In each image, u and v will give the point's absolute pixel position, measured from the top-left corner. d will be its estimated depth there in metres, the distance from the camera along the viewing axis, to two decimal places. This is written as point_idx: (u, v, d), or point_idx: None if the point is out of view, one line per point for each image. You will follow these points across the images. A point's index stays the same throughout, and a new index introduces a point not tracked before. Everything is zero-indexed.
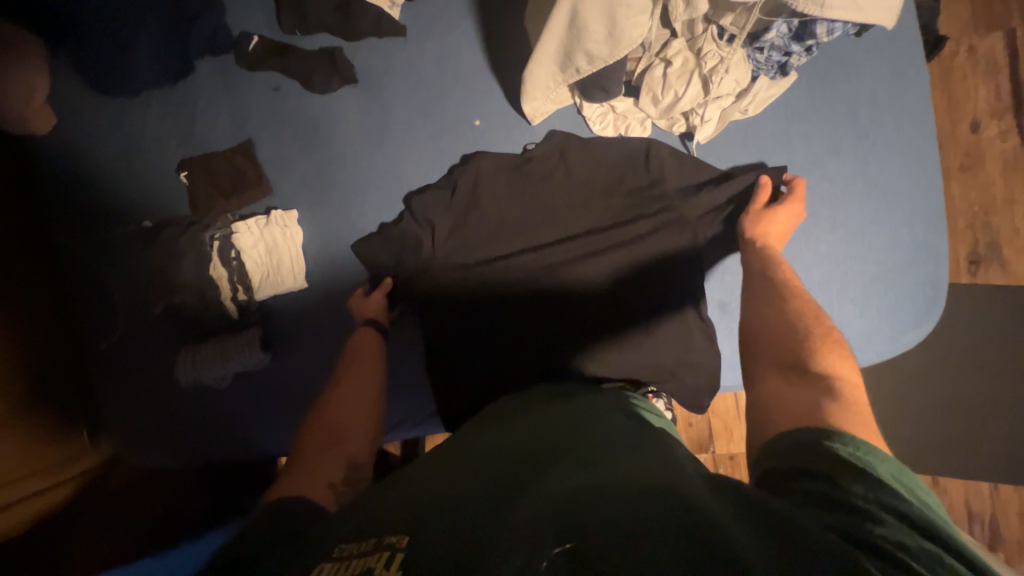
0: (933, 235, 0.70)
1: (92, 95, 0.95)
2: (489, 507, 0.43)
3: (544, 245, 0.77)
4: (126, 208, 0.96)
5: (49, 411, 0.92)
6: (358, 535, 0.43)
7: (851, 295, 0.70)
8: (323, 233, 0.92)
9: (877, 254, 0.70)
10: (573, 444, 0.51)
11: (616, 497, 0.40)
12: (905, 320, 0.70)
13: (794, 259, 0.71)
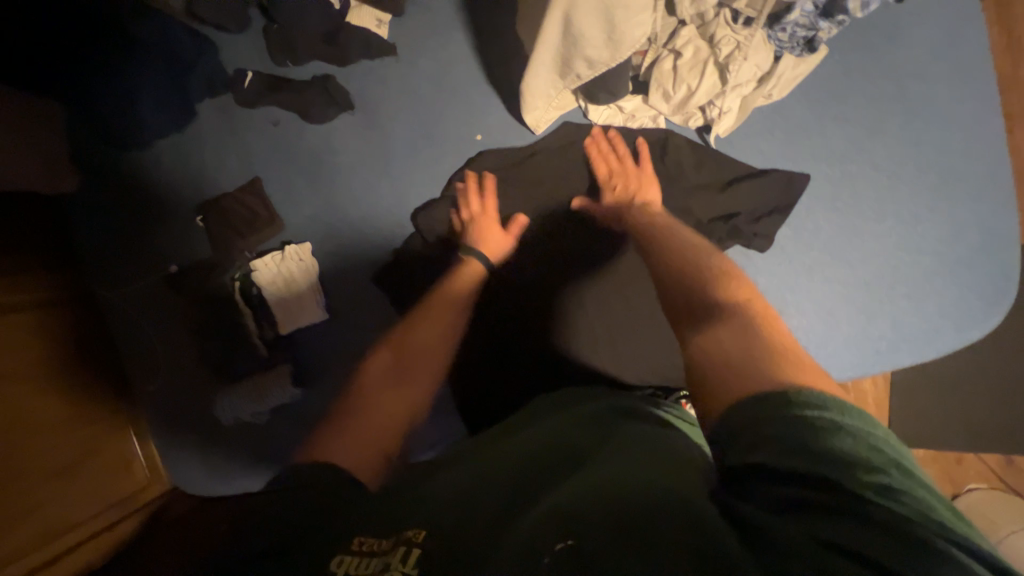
0: (1000, 215, 0.62)
1: (106, 148, 0.97)
2: (499, 509, 0.42)
3: (554, 249, 0.75)
4: (154, 257, 0.99)
5: (118, 445, 0.96)
6: (383, 533, 0.42)
7: (903, 291, 0.63)
8: (339, 264, 0.92)
9: (934, 243, 0.62)
10: (584, 445, 0.49)
11: (637, 495, 0.38)
12: (970, 314, 0.63)
13: (837, 255, 0.65)
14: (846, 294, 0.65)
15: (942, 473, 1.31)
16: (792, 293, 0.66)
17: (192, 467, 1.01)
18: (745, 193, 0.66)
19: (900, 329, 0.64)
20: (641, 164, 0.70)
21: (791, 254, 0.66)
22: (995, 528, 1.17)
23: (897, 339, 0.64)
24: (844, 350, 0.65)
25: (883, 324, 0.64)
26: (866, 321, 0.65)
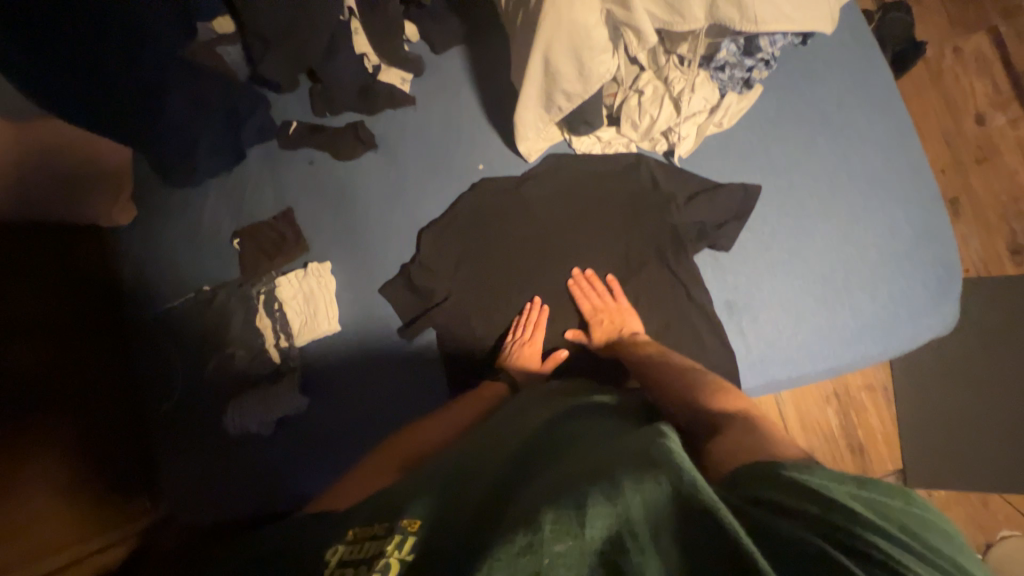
0: (932, 213, 0.70)
1: (165, 186, 1.14)
2: (487, 499, 0.46)
3: (546, 258, 0.87)
4: (190, 278, 1.10)
5: (113, 473, 1.01)
6: (373, 520, 0.47)
7: (858, 283, 0.70)
8: (354, 280, 1.02)
9: (875, 238, 0.71)
10: (580, 438, 0.53)
11: (618, 473, 0.41)
12: (921, 302, 0.69)
13: (793, 253, 0.73)
14: (806, 287, 0.72)
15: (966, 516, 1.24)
16: (758, 287, 0.74)
17: (187, 488, 1.03)
18: (705, 204, 0.76)
19: (860, 317, 0.70)
20: (619, 298, 0.80)
21: (752, 252, 0.75)
22: None
23: (859, 327, 0.70)
24: (812, 339, 0.72)
25: (845, 314, 0.71)
26: (829, 311, 0.71)
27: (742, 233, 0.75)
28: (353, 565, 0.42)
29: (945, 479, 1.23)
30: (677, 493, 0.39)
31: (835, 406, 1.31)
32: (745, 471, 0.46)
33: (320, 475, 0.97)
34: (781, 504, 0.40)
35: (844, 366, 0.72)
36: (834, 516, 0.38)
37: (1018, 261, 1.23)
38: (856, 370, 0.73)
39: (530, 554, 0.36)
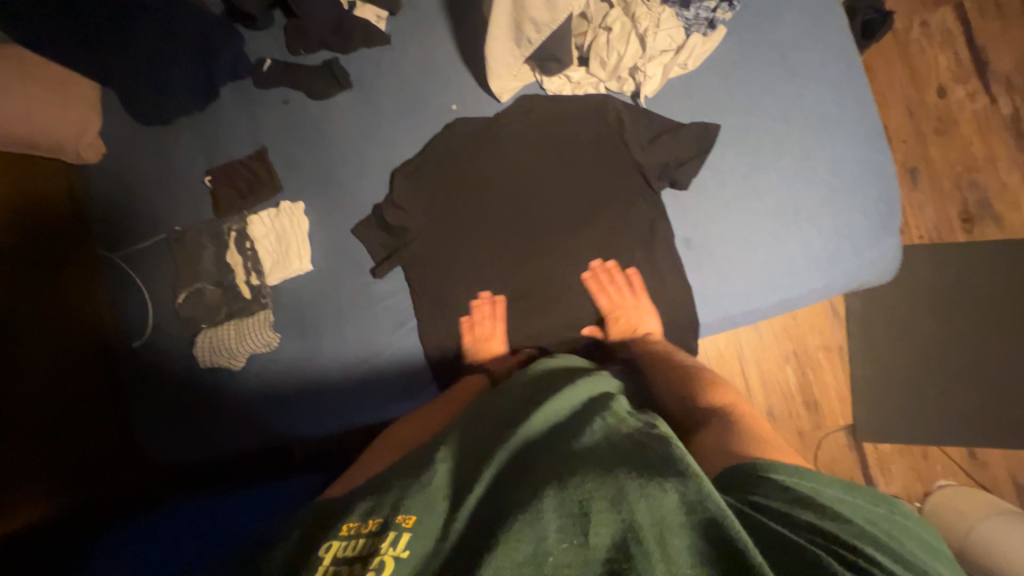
0: (877, 153, 0.75)
1: (132, 123, 1.11)
2: (496, 500, 0.51)
3: (514, 197, 0.89)
4: (156, 217, 1.08)
5: (86, 412, 1.03)
6: (368, 515, 0.51)
7: (806, 218, 0.75)
8: (326, 220, 1.02)
9: (824, 176, 0.75)
10: (589, 434, 0.57)
11: (623, 484, 0.47)
12: (864, 238, 0.74)
13: (749, 190, 0.76)
14: (760, 222, 0.76)
15: (910, 469, 1.30)
16: (714, 223, 0.78)
17: (152, 429, 1.02)
18: (666, 143, 0.79)
19: (807, 250, 0.74)
20: (640, 298, 0.81)
21: (709, 188, 0.78)
22: (962, 518, 1.17)
23: (806, 260, 0.75)
24: (763, 272, 0.76)
25: (793, 248, 0.75)
26: (779, 246, 0.75)
27: (702, 169, 0.78)
28: (349, 562, 0.47)
29: (892, 433, 1.30)
30: (684, 508, 0.45)
31: (793, 364, 1.35)
32: (726, 474, 0.54)
33: (289, 409, 1.00)
34: (761, 501, 0.48)
35: (792, 300, 0.77)
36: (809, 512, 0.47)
37: (968, 229, 1.29)
38: (803, 303, 0.78)
39: (536, 560, 0.42)
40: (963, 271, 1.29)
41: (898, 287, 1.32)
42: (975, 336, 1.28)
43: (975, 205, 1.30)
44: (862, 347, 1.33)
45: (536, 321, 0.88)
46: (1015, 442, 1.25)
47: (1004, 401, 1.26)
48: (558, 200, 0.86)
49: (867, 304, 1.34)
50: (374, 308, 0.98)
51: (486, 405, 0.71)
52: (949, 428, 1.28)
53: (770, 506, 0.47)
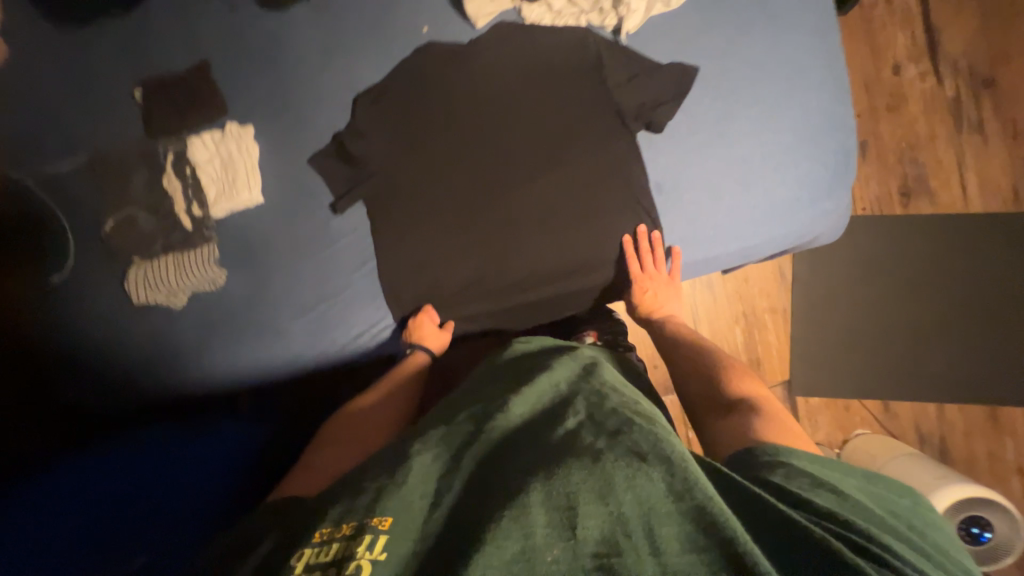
0: (839, 106, 0.77)
1: (41, 19, 0.95)
2: (479, 496, 0.53)
3: (485, 131, 0.85)
4: (73, 133, 0.95)
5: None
6: (343, 517, 0.51)
7: (772, 167, 0.77)
8: (278, 148, 0.93)
9: (791, 126, 0.76)
10: (574, 420, 0.60)
11: (612, 476, 0.49)
12: (821, 190, 0.78)
13: (720, 135, 0.77)
14: (728, 170, 0.77)
15: (833, 420, 1.43)
16: (684, 168, 0.78)
17: (82, 370, 0.93)
18: (644, 83, 0.78)
19: (768, 200, 0.77)
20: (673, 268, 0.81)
21: (683, 131, 0.78)
22: (871, 461, 1.32)
23: (768, 209, 0.78)
24: (727, 219, 0.78)
25: (757, 197, 0.77)
26: (744, 194, 0.77)
27: (679, 110, 0.78)
28: (323, 566, 0.47)
29: (821, 389, 1.42)
30: (671, 495, 0.48)
31: (742, 324, 1.43)
32: (743, 458, 0.60)
33: (237, 352, 0.94)
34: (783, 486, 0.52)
35: (751, 250, 0.81)
36: (826, 496, 0.51)
37: (904, 202, 1.40)
38: (761, 251, 0.81)
39: (525, 558, 0.45)
40: (895, 241, 1.41)
41: (838, 254, 1.42)
42: (898, 301, 1.40)
43: (913, 180, 1.40)
44: (803, 310, 1.43)
45: (502, 263, 0.86)
46: (923, 395, 1.40)
47: (919, 360, 1.40)
48: (530, 138, 0.83)
49: (811, 269, 1.43)
50: (331, 247, 0.92)
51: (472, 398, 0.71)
52: (870, 382, 1.41)
53: (790, 493, 0.51)
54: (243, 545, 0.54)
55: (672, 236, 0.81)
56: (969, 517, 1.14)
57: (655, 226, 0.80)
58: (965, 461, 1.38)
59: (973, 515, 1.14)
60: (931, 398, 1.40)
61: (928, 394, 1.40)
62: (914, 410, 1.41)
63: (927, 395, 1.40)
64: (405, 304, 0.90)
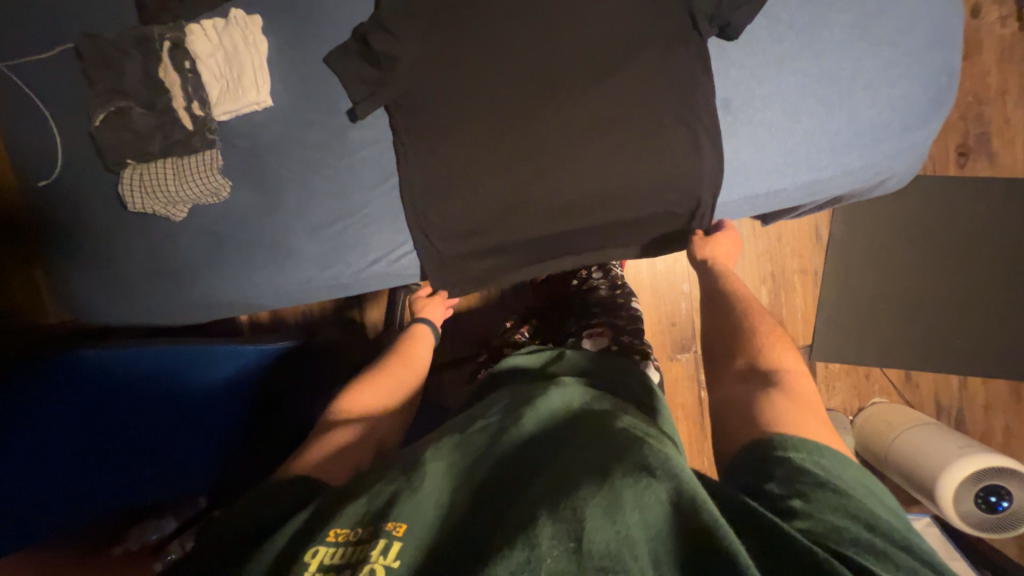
0: (951, 17, 0.71)
1: None
2: (491, 508, 0.50)
3: (533, 31, 0.74)
4: (61, 16, 0.85)
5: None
6: (358, 521, 0.50)
7: (862, 85, 0.71)
8: (291, 42, 0.82)
9: (893, 36, 0.70)
10: (583, 436, 0.57)
11: (621, 491, 0.47)
12: (915, 116, 0.73)
13: (807, 45, 0.71)
14: (810, 86, 0.72)
15: (852, 387, 1.39)
16: (761, 84, 0.72)
17: (79, 285, 0.90)
18: None
19: (855, 122, 0.72)
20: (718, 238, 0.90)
21: (758, 43, 0.72)
22: (890, 429, 1.29)
23: (851, 133, 0.73)
24: (802, 146, 0.74)
25: (842, 120, 0.72)
26: (826, 115, 0.72)
27: (761, 13, 0.71)
28: (337, 568, 0.46)
29: (844, 354, 1.38)
30: (676, 517, 0.46)
31: (768, 285, 1.36)
32: (747, 460, 0.57)
33: (248, 272, 0.87)
34: (778, 494, 0.50)
35: (822, 181, 0.77)
36: (828, 496, 0.49)
37: (962, 162, 1.31)
38: (833, 185, 0.78)
39: (529, 569, 0.42)
40: (947, 204, 1.32)
41: (882, 216, 1.34)
42: (941, 268, 1.33)
43: (975, 138, 1.30)
44: (837, 272, 1.36)
45: (544, 186, 0.78)
46: (951, 367, 1.36)
47: (953, 331, 1.35)
48: (579, 43, 0.74)
49: (851, 230, 1.35)
50: (349, 160, 0.83)
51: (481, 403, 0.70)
52: (897, 352, 1.36)
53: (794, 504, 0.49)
54: (245, 534, 0.53)
55: (736, 162, 0.75)
56: (986, 486, 1.11)
57: (720, 148, 0.74)
58: (981, 433, 1.37)
59: (989, 484, 1.11)
60: (958, 370, 1.36)
61: (956, 366, 1.36)
62: (935, 380, 1.39)
63: (955, 366, 1.36)
64: (428, 227, 0.82)
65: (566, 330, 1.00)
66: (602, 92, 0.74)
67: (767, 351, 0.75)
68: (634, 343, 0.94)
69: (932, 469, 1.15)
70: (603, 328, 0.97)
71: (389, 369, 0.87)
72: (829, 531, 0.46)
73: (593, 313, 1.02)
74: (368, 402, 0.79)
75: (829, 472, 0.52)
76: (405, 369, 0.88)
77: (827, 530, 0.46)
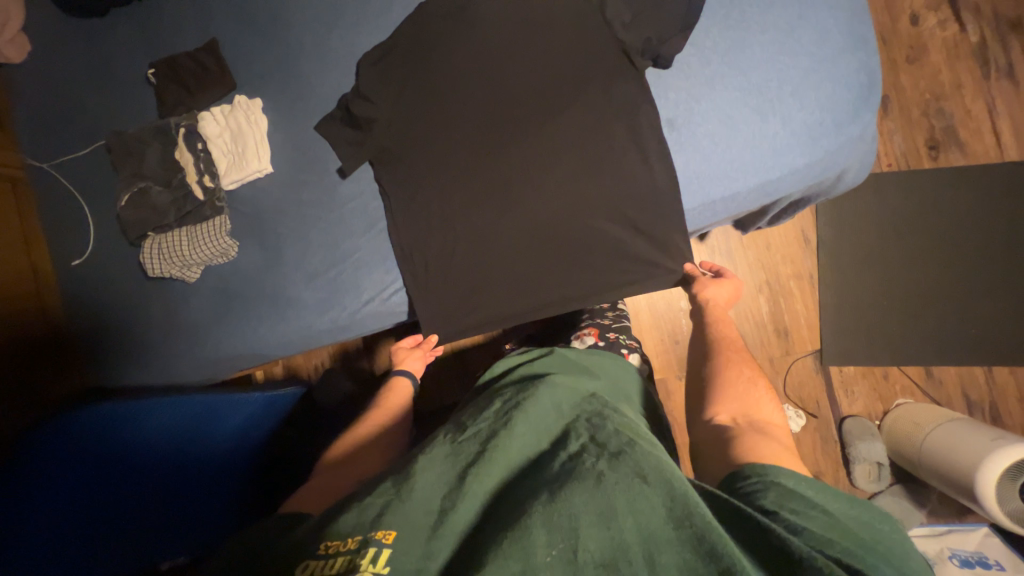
0: (858, 25, 0.80)
1: (66, 20, 1.02)
2: (488, 520, 0.50)
3: (492, 83, 0.85)
4: (94, 119, 1.00)
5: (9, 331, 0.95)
6: (350, 531, 0.48)
7: (789, 91, 0.79)
8: (287, 117, 0.94)
9: (808, 47, 0.79)
10: (576, 443, 0.56)
11: (615, 499, 0.47)
12: (847, 112, 0.80)
13: (734, 64, 0.80)
14: (742, 99, 0.80)
15: (871, 390, 1.35)
16: (697, 102, 0.81)
17: (99, 349, 0.98)
18: (649, 20, 0.78)
19: (790, 124, 0.79)
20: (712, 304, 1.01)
21: (690, 69, 0.81)
22: (918, 429, 1.22)
23: (789, 134, 0.80)
24: (746, 151, 0.81)
25: (777, 123, 0.80)
26: (762, 121, 0.80)
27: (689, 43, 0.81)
28: None
29: (854, 356, 1.34)
30: (671, 521, 0.45)
31: (765, 292, 1.37)
32: (740, 477, 0.56)
33: (255, 320, 0.94)
34: (773, 510, 0.49)
35: (774, 181, 0.82)
36: (822, 517, 0.47)
37: (934, 155, 1.34)
38: (786, 184, 0.83)
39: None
40: (929, 196, 1.34)
41: (867, 214, 1.36)
42: (936, 258, 1.32)
43: (941, 132, 1.34)
44: (832, 274, 1.36)
45: (516, 213, 0.84)
46: (971, 357, 1.31)
47: (964, 321, 1.31)
48: (532, 87, 0.83)
49: (837, 231, 1.36)
50: (342, 209, 0.92)
51: (476, 409, 0.69)
52: (910, 348, 1.33)
53: (787, 517, 0.47)
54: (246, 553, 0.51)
55: (688, 172, 0.82)
56: None
57: (671, 161, 0.81)
58: (1019, 426, 1.29)
59: None
60: (978, 361, 1.31)
61: (976, 356, 1.31)
62: (960, 374, 1.32)
63: (975, 357, 1.31)
64: (414, 264, 0.88)
65: (559, 339, 1.07)
66: (558, 126, 0.82)
67: (760, 398, 0.76)
68: (618, 339, 1.01)
69: (967, 468, 1.09)
70: (592, 329, 1.03)
71: (367, 420, 0.90)
72: (823, 543, 0.45)
73: (580, 321, 1.09)
74: (348, 446, 0.83)
75: (819, 495, 0.51)
76: (383, 415, 0.91)
77: (821, 542, 0.45)
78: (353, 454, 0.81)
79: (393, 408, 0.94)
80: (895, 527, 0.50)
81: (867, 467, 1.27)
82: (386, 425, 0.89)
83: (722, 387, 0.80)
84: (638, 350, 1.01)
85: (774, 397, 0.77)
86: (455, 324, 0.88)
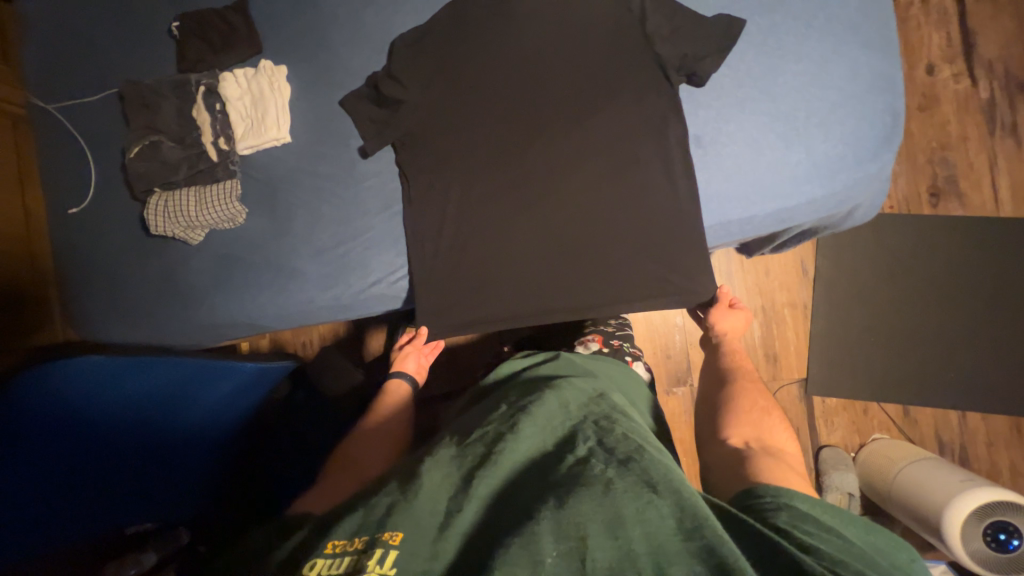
0: (887, 66, 0.82)
1: None
2: (493, 523, 0.49)
3: (525, 79, 0.85)
4: (108, 66, 0.97)
5: None
6: (357, 531, 0.47)
7: (815, 122, 0.81)
8: (312, 88, 0.93)
9: (837, 82, 0.81)
10: (584, 447, 0.56)
11: (624, 508, 0.47)
12: (868, 148, 0.82)
13: (765, 90, 0.82)
14: (769, 124, 0.82)
15: (851, 423, 1.38)
16: (725, 123, 0.82)
17: (90, 302, 0.95)
18: (686, 37, 0.80)
19: (812, 155, 0.81)
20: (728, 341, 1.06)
21: (722, 90, 0.82)
22: (891, 464, 1.26)
23: (811, 164, 0.82)
24: (767, 176, 0.82)
25: (801, 152, 0.81)
26: (786, 148, 0.82)
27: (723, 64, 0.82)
28: None
29: (839, 388, 1.38)
30: (680, 532, 0.45)
31: (760, 318, 1.39)
32: (754, 498, 0.58)
33: (257, 289, 0.92)
34: (786, 529, 0.50)
35: (792, 208, 0.84)
36: (834, 539, 0.49)
37: (934, 202, 1.38)
38: (802, 213, 0.85)
39: None
40: (926, 241, 1.38)
41: (866, 252, 1.39)
42: (926, 302, 1.37)
43: (943, 180, 1.39)
44: (827, 306, 1.39)
45: (534, 211, 0.84)
46: (947, 401, 1.36)
47: (945, 364, 1.36)
48: (564, 89, 0.84)
49: (835, 265, 1.40)
50: (359, 187, 0.90)
51: (481, 411, 0.69)
52: (892, 386, 1.37)
53: (799, 535, 0.49)
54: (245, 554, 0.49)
55: (709, 190, 0.83)
56: (994, 523, 1.06)
57: (694, 178, 0.82)
58: (985, 470, 1.35)
59: (999, 521, 1.06)
60: (954, 404, 1.36)
61: (952, 399, 1.36)
62: (935, 416, 1.37)
63: (951, 400, 1.36)
64: (426, 250, 0.87)
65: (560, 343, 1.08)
66: (586, 130, 0.83)
67: (775, 426, 0.78)
68: (622, 346, 1.02)
69: (936, 505, 1.12)
70: (596, 335, 1.04)
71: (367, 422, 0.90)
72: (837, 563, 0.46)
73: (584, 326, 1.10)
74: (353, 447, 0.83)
75: (832, 519, 0.52)
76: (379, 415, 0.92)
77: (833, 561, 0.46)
78: (355, 455, 0.81)
79: (390, 409, 0.95)
80: (908, 556, 0.51)
81: (839, 497, 1.30)
82: (386, 428, 0.89)
83: (736, 415, 0.82)
84: (640, 359, 1.02)
85: (786, 425, 0.79)
86: (462, 314, 0.87)
